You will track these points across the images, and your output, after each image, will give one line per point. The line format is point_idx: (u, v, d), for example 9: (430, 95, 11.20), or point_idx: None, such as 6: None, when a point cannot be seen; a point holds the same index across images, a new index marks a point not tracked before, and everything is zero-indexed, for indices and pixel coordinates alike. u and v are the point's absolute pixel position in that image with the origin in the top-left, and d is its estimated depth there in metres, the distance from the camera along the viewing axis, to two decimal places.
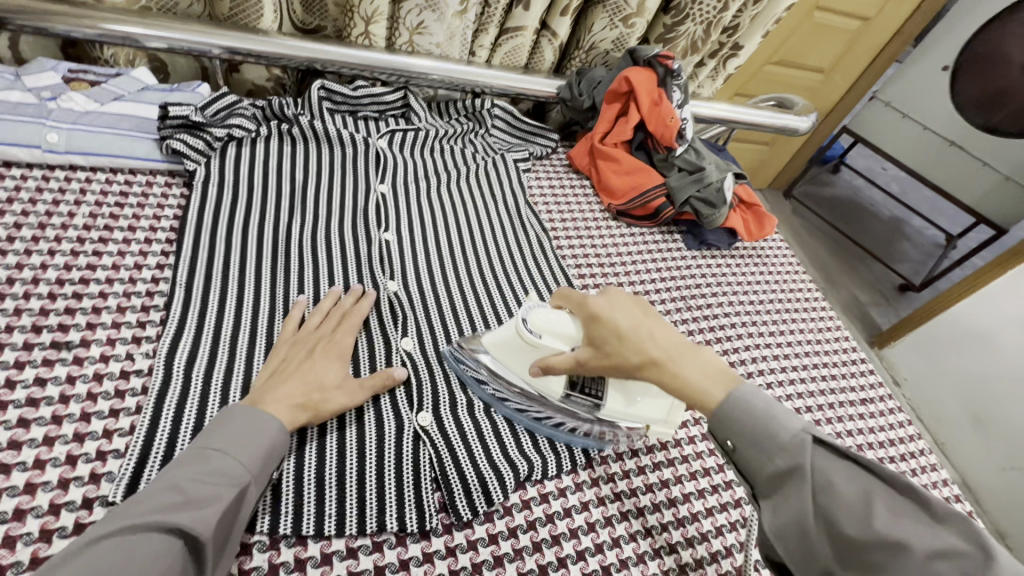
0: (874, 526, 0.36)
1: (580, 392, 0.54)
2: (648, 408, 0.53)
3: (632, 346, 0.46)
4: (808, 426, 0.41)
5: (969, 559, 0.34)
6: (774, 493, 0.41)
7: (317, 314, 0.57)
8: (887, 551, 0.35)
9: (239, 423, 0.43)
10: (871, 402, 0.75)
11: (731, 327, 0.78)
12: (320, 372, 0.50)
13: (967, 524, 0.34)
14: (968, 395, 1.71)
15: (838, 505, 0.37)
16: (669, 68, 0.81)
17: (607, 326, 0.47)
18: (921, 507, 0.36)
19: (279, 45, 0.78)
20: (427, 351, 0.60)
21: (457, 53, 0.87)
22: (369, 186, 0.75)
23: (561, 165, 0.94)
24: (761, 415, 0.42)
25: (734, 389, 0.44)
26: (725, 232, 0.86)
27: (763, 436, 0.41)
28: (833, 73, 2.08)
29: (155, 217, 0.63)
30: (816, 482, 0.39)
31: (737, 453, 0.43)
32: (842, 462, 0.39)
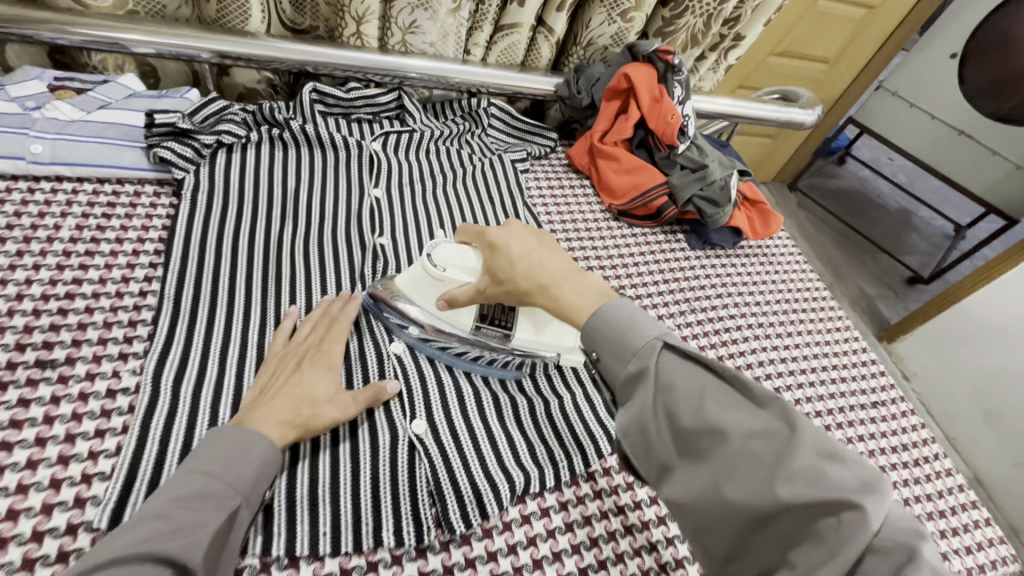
0: (709, 417, 0.37)
1: (490, 325, 0.57)
2: (557, 334, 0.58)
3: (520, 273, 0.48)
4: (661, 332, 0.41)
5: (777, 437, 0.35)
6: (625, 396, 0.42)
7: (307, 324, 0.55)
8: (711, 439, 0.36)
9: (227, 440, 0.43)
10: (884, 404, 0.73)
11: (736, 327, 0.76)
12: (309, 386, 0.49)
13: (781, 406, 0.36)
14: (981, 387, 1.68)
15: (676, 402, 0.38)
16: (668, 63, 0.79)
17: (503, 259, 0.49)
18: (746, 397, 0.38)
19: (269, 47, 0.76)
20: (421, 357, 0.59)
21: (451, 52, 0.85)
22: (363, 191, 0.73)
23: (560, 164, 0.92)
24: (620, 324, 0.42)
25: (606, 303, 0.44)
26: (729, 231, 0.84)
27: (623, 346, 0.42)
28: (838, 63, 2.04)
29: (143, 228, 0.62)
30: (660, 383, 0.40)
31: (601, 365, 0.43)
32: (688, 364, 0.40)
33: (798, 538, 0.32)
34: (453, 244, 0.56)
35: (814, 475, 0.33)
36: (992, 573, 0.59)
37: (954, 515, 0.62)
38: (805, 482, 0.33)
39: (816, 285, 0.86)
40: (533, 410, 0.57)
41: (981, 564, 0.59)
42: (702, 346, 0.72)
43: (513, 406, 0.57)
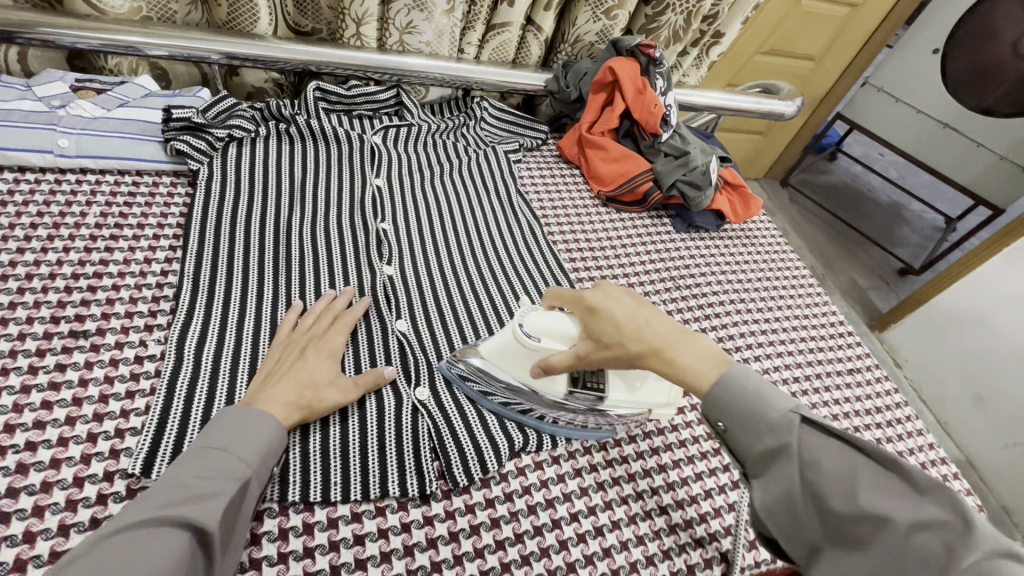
0: (862, 501, 0.37)
1: (579, 386, 0.54)
2: (651, 394, 0.55)
3: (630, 336, 0.47)
4: (796, 406, 0.42)
5: (951, 531, 0.34)
6: (762, 472, 0.42)
7: (310, 316, 0.58)
8: (872, 526, 0.37)
9: (239, 422, 0.44)
10: (859, 372, 0.77)
11: (721, 304, 0.80)
12: (312, 371, 0.51)
13: (952, 496, 0.35)
14: (969, 371, 1.72)
15: (825, 482, 0.39)
16: (651, 56, 0.84)
17: (602, 317, 0.49)
18: (908, 483, 0.37)
19: (275, 49, 0.81)
20: (421, 330, 0.63)
21: (446, 51, 0.90)
22: (365, 180, 0.78)
23: (551, 155, 0.97)
24: (750, 396, 0.43)
25: (727, 371, 0.45)
26: (712, 214, 0.89)
27: (755, 418, 0.43)
28: (824, 60, 2.09)
29: (162, 214, 0.67)
30: (804, 461, 0.40)
31: (728, 435, 0.44)
32: (828, 440, 0.40)
33: None
34: (543, 311, 0.54)
35: (985, 570, 0.32)
36: None
37: (924, 469, 0.67)
38: None
39: (796, 265, 0.91)
40: None
41: None
42: (687, 320, 0.76)
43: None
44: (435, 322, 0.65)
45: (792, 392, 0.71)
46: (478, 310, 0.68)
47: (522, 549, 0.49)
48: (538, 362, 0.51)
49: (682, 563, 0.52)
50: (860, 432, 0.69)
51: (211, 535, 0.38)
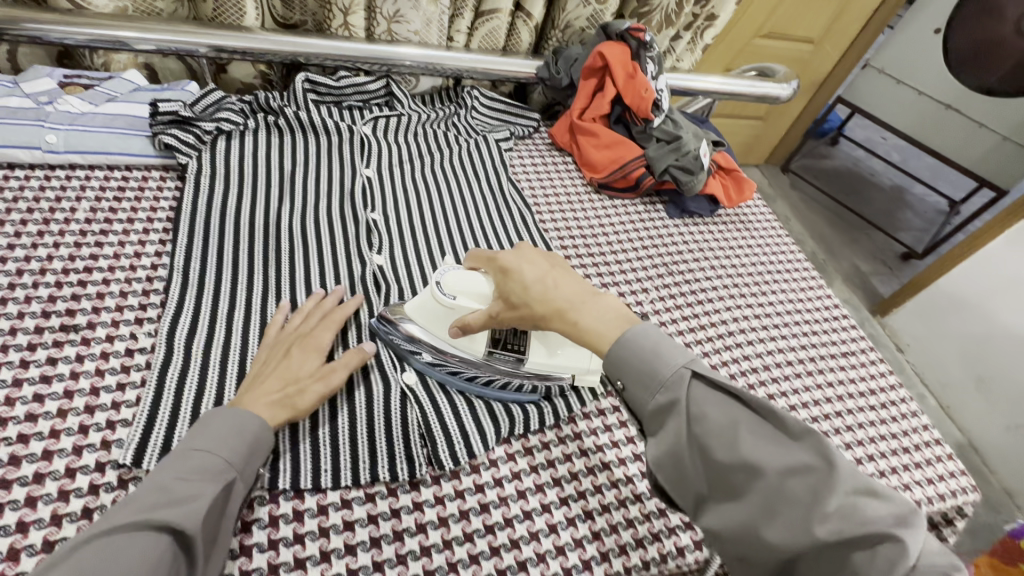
0: (743, 454, 0.39)
1: (502, 350, 0.56)
2: (571, 357, 0.57)
3: (536, 298, 0.49)
4: (689, 361, 0.43)
5: (818, 474, 0.36)
6: (656, 428, 0.43)
7: (299, 314, 0.58)
8: (747, 474, 0.38)
9: (222, 422, 0.45)
10: (854, 354, 0.76)
11: (713, 288, 0.80)
12: (295, 367, 0.51)
13: (821, 443, 0.37)
14: (970, 355, 1.72)
15: (710, 436, 0.40)
16: (641, 40, 0.83)
17: (514, 280, 0.50)
18: (781, 430, 0.39)
19: (262, 41, 0.81)
20: None
21: (436, 39, 0.89)
22: (355, 171, 0.78)
23: (543, 143, 0.96)
24: (647, 354, 0.44)
25: (628, 330, 0.46)
26: (705, 199, 0.88)
27: (651, 376, 0.43)
28: (824, 43, 2.07)
29: (152, 209, 0.67)
30: (692, 415, 0.41)
31: (628, 394, 0.44)
32: (719, 395, 0.41)
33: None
34: (461, 270, 0.56)
35: (848, 512, 0.35)
36: (953, 501, 0.63)
37: (918, 450, 0.66)
38: (840, 519, 0.35)
39: (790, 249, 0.90)
40: None
41: (942, 493, 0.63)
42: (678, 305, 0.76)
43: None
44: None
45: (785, 375, 0.71)
46: None
47: (511, 533, 0.49)
48: (455, 323, 0.54)
49: (672, 546, 0.52)
50: (853, 414, 0.69)
51: (193, 536, 0.38)
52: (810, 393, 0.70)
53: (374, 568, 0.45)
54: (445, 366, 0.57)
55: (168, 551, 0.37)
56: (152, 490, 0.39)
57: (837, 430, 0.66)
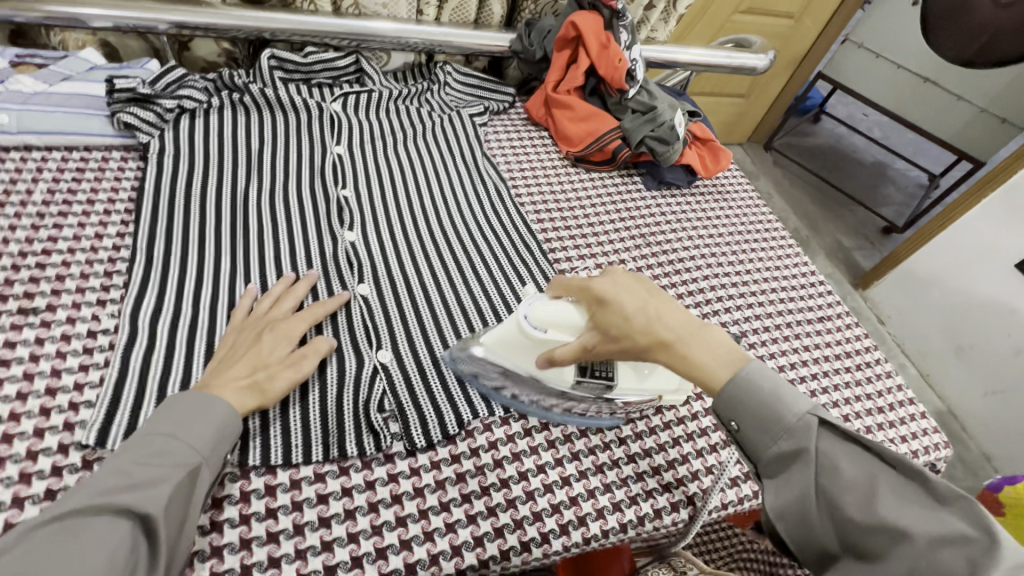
0: (880, 513, 0.39)
1: (593, 373, 0.53)
2: (660, 380, 0.55)
3: (637, 328, 0.47)
4: (813, 408, 0.44)
5: (974, 547, 0.36)
6: (777, 472, 0.44)
7: (267, 298, 0.56)
8: (884, 537, 0.38)
9: (185, 405, 0.43)
10: (830, 319, 0.77)
11: (692, 259, 0.80)
12: (264, 352, 0.50)
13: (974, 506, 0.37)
14: (951, 326, 1.75)
15: (843, 491, 0.41)
16: (613, 9, 0.82)
17: (624, 315, 0.48)
18: (929, 492, 0.39)
19: (225, 16, 0.78)
20: (384, 294, 0.63)
21: (404, 13, 0.87)
22: (325, 148, 0.76)
23: (519, 118, 0.94)
24: (766, 394, 0.45)
25: (740, 368, 0.46)
26: (682, 170, 0.87)
27: (772, 421, 0.44)
28: (802, 18, 2.06)
29: (113, 190, 0.65)
30: (822, 464, 0.42)
31: (741, 434, 0.46)
32: (846, 444, 0.42)
33: None
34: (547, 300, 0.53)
35: None
36: (925, 457, 0.64)
37: (892, 409, 0.67)
38: None
39: (769, 218, 0.90)
40: None
41: (915, 449, 0.64)
42: (655, 275, 0.76)
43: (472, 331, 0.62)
44: (397, 286, 0.64)
45: (762, 341, 0.72)
46: (442, 272, 0.67)
47: (488, 501, 0.50)
48: (545, 355, 0.51)
49: (649, 508, 0.52)
50: (828, 376, 0.69)
51: (154, 517, 0.37)
52: (787, 357, 0.70)
53: (350, 539, 0.45)
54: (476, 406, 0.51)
55: (128, 537, 0.36)
56: (109, 473, 0.38)
57: (814, 392, 0.67)
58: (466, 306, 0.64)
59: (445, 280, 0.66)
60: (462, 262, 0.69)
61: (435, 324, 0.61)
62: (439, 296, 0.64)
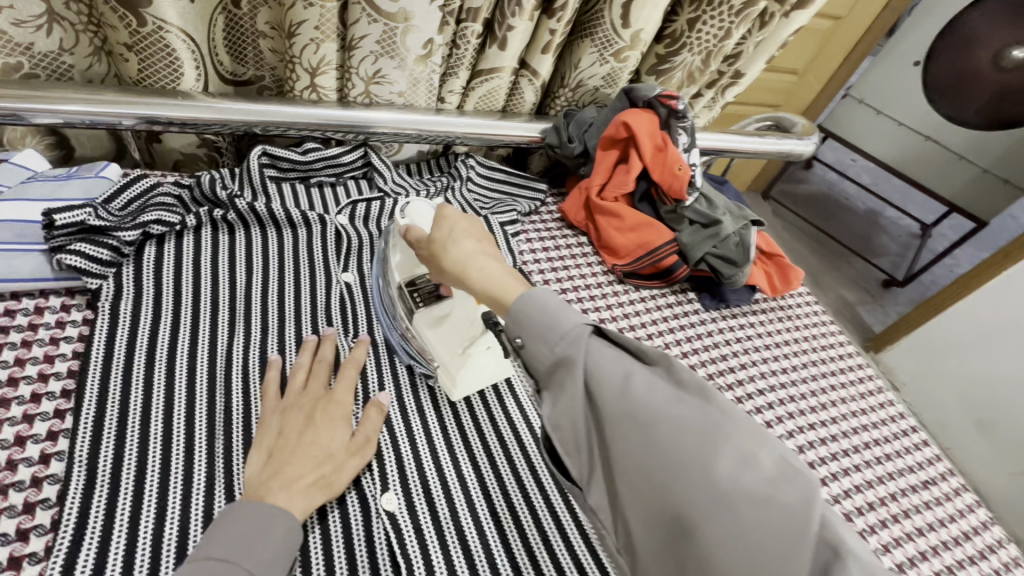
0: (636, 401, 0.37)
1: (411, 292, 0.58)
2: (442, 341, 0.56)
3: (441, 239, 0.52)
4: (587, 319, 0.42)
5: (722, 441, 0.35)
6: (552, 386, 0.41)
7: (301, 372, 0.52)
8: (633, 429, 0.37)
9: (235, 526, 0.40)
10: (936, 485, 0.66)
11: (766, 407, 0.68)
12: (326, 442, 0.47)
13: (671, 363, 0.40)
14: (972, 400, 1.68)
15: (598, 377, 0.39)
16: (671, 108, 0.70)
17: (451, 234, 0.52)
18: (671, 375, 0.40)
19: (204, 109, 0.63)
20: (416, 504, 0.50)
21: (423, 101, 0.74)
22: (330, 276, 0.62)
23: (551, 218, 0.82)
24: (549, 310, 0.42)
25: (532, 295, 0.44)
26: (745, 288, 0.76)
27: (550, 328, 0.41)
28: (807, 76, 2.00)
29: (47, 357, 0.49)
30: (585, 372, 0.40)
31: (524, 350, 0.42)
32: (615, 348, 0.41)
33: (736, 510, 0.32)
34: (427, 206, 0.60)
35: (745, 459, 0.34)
36: None
37: None
38: (739, 463, 0.34)
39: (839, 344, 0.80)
40: (554, 558, 0.50)
41: None
42: None
43: (533, 560, 0.49)
44: (434, 493, 0.51)
45: (869, 524, 0.60)
46: (487, 461, 0.55)
47: None
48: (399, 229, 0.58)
49: None
50: (953, 572, 0.59)
51: None
52: (903, 548, 0.59)
53: None
54: (405, 333, 0.58)
55: None
56: None
57: None
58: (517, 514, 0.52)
59: (491, 474, 0.54)
60: (509, 445, 0.56)
61: (481, 551, 0.49)
62: (487, 504, 0.52)
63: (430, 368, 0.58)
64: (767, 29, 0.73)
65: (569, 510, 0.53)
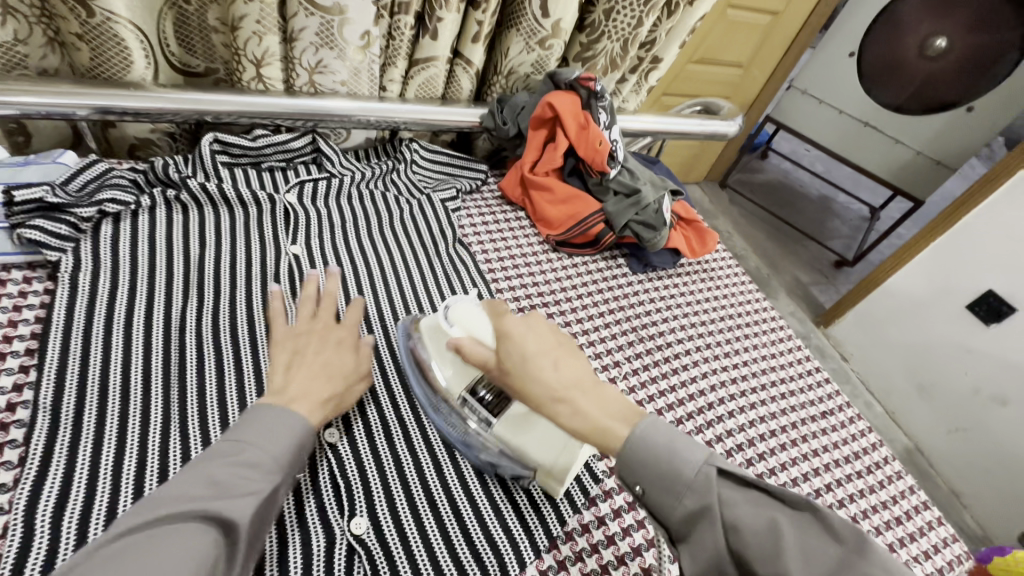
0: (787, 569, 0.37)
1: (476, 399, 0.55)
2: (540, 449, 0.52)
3: (528, 375, 0.48)
4: (710, 457, 0.42)
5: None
6: (689, 539, 0.42)
7: (306, 307, 0.60)
8: (767, 539, 0.38)
9: (269, 420, 0.47)
10: (830, 416, 0.75)
11: (685, 354, 0.76)
12: (339, 363, 0.55)
13: (818, 511, 0.39)
14: (909, 365, 1.81)
15: (750, 543, 0.39)
16: (591, 89, 0.77)
17: (525, 363, 0.49)
18: (820, 521, 0.38)
19: (156, 99, 0.68)
20: (356, 438, 0.55)
21: (366, 89, 0.80)
22: (279, 249, 0.68)
23: (492, 196, 0.88)
24: (663, 452, 0.42)
25: (637, 425, 0.44)
26: (667, 252, 0.84)
27: (671, 480, 0.41)
28: (752, 68, 2.11)
29: (11, 322, 0.53)
30: (726, 522, 0.40)
31: (647, 496, 0.43)
32: (746, 489, 0.41)
33: None
34: (472, 305, 0.59)
35: (844, 573, 0.36)
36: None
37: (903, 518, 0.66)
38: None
39: (756, 300, 0.88)
40: (483, 480, 0.56)
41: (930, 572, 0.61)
42: (654, 378, 0.71)
43: (462, 478, 0.55)
44: (374, 428, 0.57)
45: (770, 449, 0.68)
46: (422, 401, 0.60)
47: None
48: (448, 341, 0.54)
49: None
50: (841, 485, 0.67)
51: None
52: (799, 468, 0.67)
53: None
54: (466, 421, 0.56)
55: None
56: None
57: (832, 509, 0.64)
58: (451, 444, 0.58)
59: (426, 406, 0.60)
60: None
61: (416, 474, 0.55)
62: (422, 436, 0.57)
63: (529, 475, 0.54)
64: (675, 17, 0.81)
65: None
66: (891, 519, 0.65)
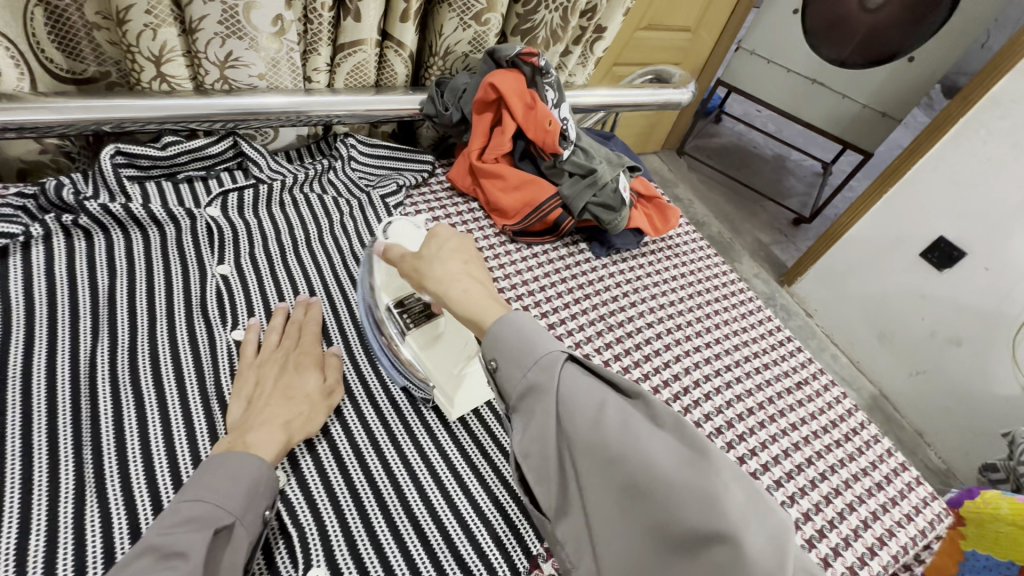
0: (603, 438, 0.37)
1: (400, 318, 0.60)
2: (440, 361, 0.57)
3: (438, 264, 0.53)
4: (565, 346, 0.43)
5: (676, 477, 0.34)
6: (523, 409, 0.42)
7: (274, 332, 0.58)
8: (591, 421, 0.38)
9: (220, 465, 0.44)
10: (807, 385, 0.73)
11: (654, 338, 0.73)
12: (300, 386, 0.53)
13: (647, 400, 0.39)
14: (872, 317, 1.84)
15: (573, 418, 0.39)
16: (535, 65, 0.72)
17: (438, 259, 0.53)
18: (646, 410, 0.39)
19: (40, 109, 0.58)
20: (310, 484, 0.50)
21: (290, 82, 0.72)
22: (204, 270, 0.62)
23: (442, 189, 0.83)
24: (527, 332, 0.44)
25: (512, 317, 0.46)
26: (630, 232, 0.80)
27: (526, 350, 0.43)
28: (700, 31, 2.08)
29: None
30: (556, 398, 0.40)
31: (499, 372, 0.44)
32: (587, 375, 0.42)
33: (662, 499, 0.34)
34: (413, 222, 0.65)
35: (658, 460, 0.36)
36: (924, 541, 0.61)
37: (889, 483, 0.64)
38: (641, 457, 0.36)
39: (723, 272, 0.86)
40: (453, 503, 0.53)
41: (914, 535, 0.60)
42: (626, 367, 0.68)
43: (428, 505, 0.52)
44: (327, 462, 0.52)
45: (747, 429, 0.66)
46: (380, 426, 0.56)
47: None
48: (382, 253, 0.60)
49: None
50: (822, 457, 0.65)
51: None
52: (779, 444, 0.65)
53: None
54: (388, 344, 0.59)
55: None
56: None
57: (813, 482, 0.62)
58: (416, 467, 0.54)
59: (380, 390, 0.59)
60: None
61: (383, 507, 0.51)
62: (392, 444, 0.55)
63: (426, 391, 0.58)
64: None
65: (458, 446, 0.57)
66: (874, 486, 0.64)
